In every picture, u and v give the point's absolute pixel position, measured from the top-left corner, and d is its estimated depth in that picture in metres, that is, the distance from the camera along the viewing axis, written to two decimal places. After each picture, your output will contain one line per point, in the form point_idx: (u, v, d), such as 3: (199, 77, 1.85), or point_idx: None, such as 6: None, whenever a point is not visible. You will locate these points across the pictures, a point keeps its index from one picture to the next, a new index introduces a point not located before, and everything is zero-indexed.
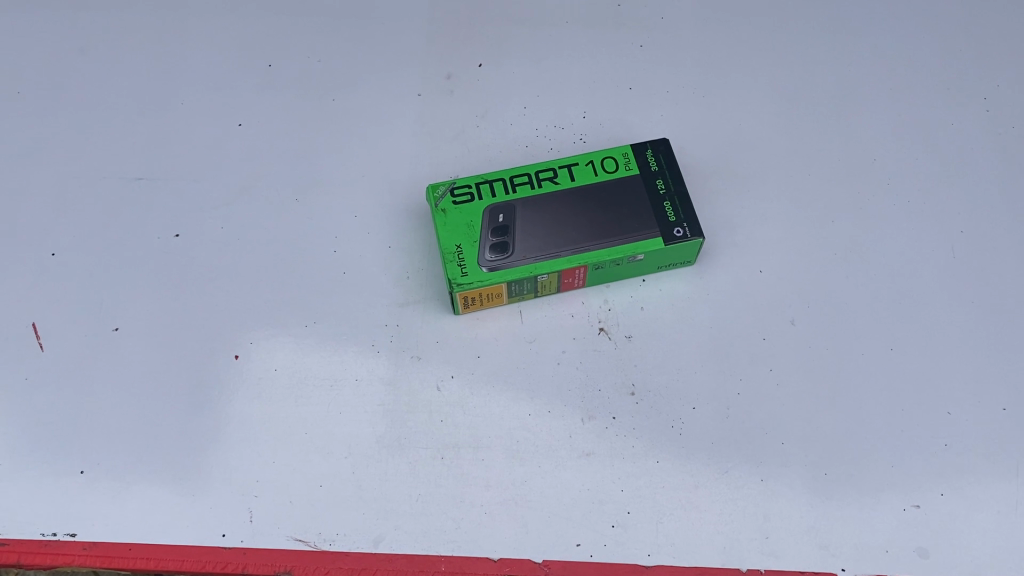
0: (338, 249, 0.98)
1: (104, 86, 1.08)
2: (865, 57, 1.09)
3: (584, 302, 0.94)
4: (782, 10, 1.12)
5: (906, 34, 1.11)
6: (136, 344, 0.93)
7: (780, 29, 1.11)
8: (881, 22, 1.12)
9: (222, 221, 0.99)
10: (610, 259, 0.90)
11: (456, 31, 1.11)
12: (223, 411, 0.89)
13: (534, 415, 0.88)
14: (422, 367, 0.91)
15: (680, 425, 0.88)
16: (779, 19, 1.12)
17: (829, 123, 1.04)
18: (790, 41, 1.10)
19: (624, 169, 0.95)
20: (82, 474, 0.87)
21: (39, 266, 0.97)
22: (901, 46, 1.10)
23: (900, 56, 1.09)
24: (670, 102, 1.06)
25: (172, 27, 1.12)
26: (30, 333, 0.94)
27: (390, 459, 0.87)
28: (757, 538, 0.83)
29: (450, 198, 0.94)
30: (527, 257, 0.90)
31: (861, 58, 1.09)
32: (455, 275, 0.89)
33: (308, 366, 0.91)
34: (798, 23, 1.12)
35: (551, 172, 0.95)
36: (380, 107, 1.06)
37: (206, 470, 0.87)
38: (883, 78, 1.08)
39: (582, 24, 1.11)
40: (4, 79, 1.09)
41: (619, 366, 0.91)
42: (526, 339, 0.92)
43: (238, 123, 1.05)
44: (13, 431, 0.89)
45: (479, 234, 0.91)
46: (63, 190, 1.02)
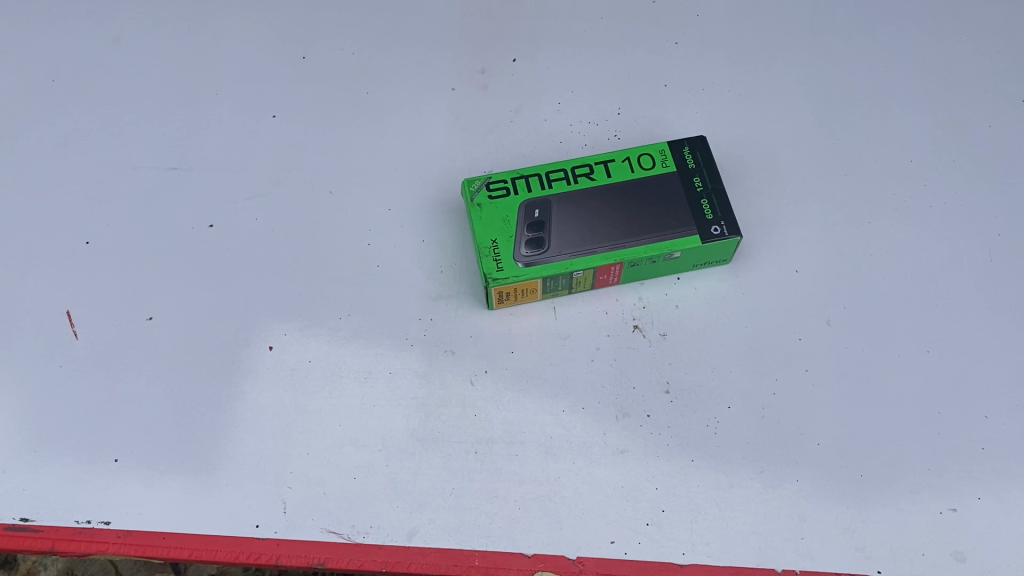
0: (371, 242, 0.97)
1: (138, 76, 1.08)
2: (901, 58, 1.08)
3: (618, 299, 0.94)
4: (817, 10, 1.12)
5: (944, 35, 1.10)
6: (170, 334, 0.93)
7: (816, 29, 1.10)
8: (918, 23, 1.11)
9: (255, 212, 0.99)
10: (646, 256, 0.90)
11: (489, 26, 1.10)
12: (257, 402, 0.90)
13: (568, 412, 0.88)
14: (456, 361, 0.91)
15: (715, 425, 0.87)
16: (815, 18, 1.11)
17: (866, 124, 1.04)
18: (825, 41, 1.10)
19: (661, 166, 0.95)
20: (115, 462, 0.87)
21: (73, 254, 0.97)
22: (938, 48, 1.09)
23: (937, 57, 1.08)
24: (705, 100, 1.05)
25: (205, 19, 1.12)
26: (65, 321, 0.94)
27: (424, 453, 0.86)
28: (792, 538, 0.82)
29: (485, 193, 0.94)
30: (563, 253, 0.90)
31: (898, 59, 1.08)
32: (491, 270, 0.89)
33: (342, 359, 0.92)
34: (835, 24, 1.11)
35: (587, 168, 0.95)
36: (413, 101, 1.06)
37: (240, 460, 0.87)
38: (920, 79, 1.07)
39: (616, 20, 1.11)
40: (38, 68, 1.09)
41: (654, 364, 0.90)
42: (560, 336, 0.92)
43: (271, 115, 1.05)
44: (46, 418, 0.89)
45: (514, 229, 0.91)
46: (96, 179, 1.02)
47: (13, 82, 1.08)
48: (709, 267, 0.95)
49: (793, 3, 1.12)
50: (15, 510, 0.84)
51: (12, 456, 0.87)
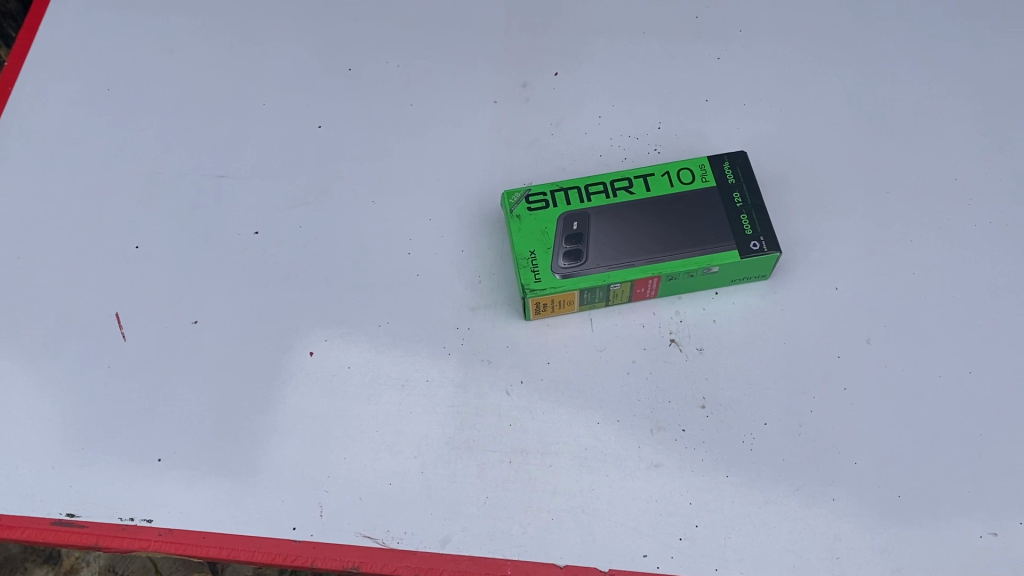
0: (412, 252, 0.99)
1: (189, 85, 1.11)
2: (949, 76, 1.07)
3: (655, 313, 0.94)
4: (862, 27, 1.11)
5: (992, 53, 1.08)
6: (215, 337, 0.95)
7: (860, 46, 1.10)
8: (966, 41, 1.10)
9: (300, 220, 1.02)
10: (684, 270, 0.90)
11: (532, 40, 1.11)
12: (296, 406, 0.91)
13: (603, 423, 0.88)
14: (492, 371, 0.92)
15: (751, 440, 0.87)
16: (860, 35, 1.11)
17: (910, 142, 1.03)
18: (870, 57, 1.09)
19: (701, 180, 0.95)
20: (159, 461, 0.89)
21: (123, 258, 1.00)
22: (986, 65, 1.08)
23: (985, 75, 1.07)
24: (747, 116, 1.05)
25: (254, 30, 1.14)
26: (113, 323, 0.97)
27: (459, 460, 0.87)
28: (825, 557, 0.82)
29: (525, 205, 0.95)
30: (600, 265, 0.90)
31: (944, 75, 1.07)
32: (528, 281, 0.90)
33: (380, 365, 0.93)
34: (880, 41, 1.10)
35: (626, 182, 0.95)
36: (456, 113, 1.07)
37: (278, 463, 0.88)
38: (968, 97, 1.06)
39: (659, 35, 1.11)
40: (94, 77, 1.12)
41: (690, 378, 0.90)
42: (596, 347, 0.92)
43: (317, 125, 1.07)
44: (93, 417, 0.92)
45: (552, 241, 0.92)
46: (147, 185, 1.05)
47: (70, 90, 1.11)
48: (747, 283, 0.95)
49: (838, 20, 1.12)
50: (62, 505, 0.87)
51: (60, 452, 0.90)
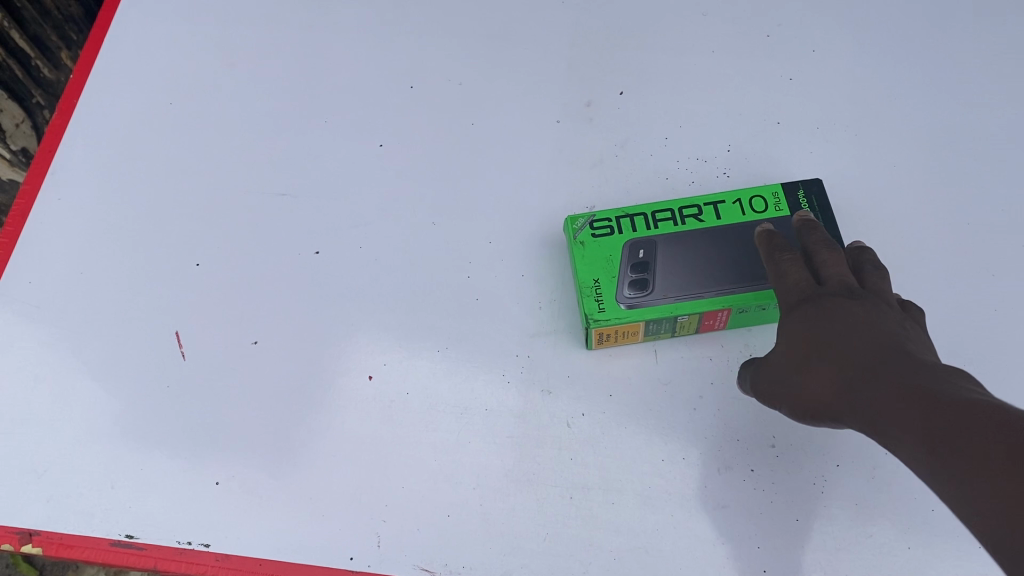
0: (472, 275, 0.97)
1: (251, 100, 1.10)
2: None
3: (723, 346, 0.91)
4: (944, 46, 1.06)
5: None
6: (273, 358, 0.95)
7: (942, 65, 1.05)
8: None
9: (359, 240, 1.00)
10: (755, 303, 0.86)
11: (598, 58, 1.09)
12: (353, 432, 0.90)
13: (668, 460, 0.86)
14: (554, 401, 0.90)
15: (823, 482, 0.85)
16: (941, 54, 1.06)
17: (995, 169, 0.98)
18: (953, 78, 1.04)
19: (774, 209, 0.91)
20: (216, 484, 0.89)
21: (184, 275, 1.00)
22: None
23: None
24: (820, 139, 1.01)
25: (316, 45, 1.13)
26: (173, 341, 0.97)
27: (519, 493, 0.86)
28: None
29: (589, 231, 0.92)
30: (667, 296, 0.87)
31: None
32: (592, 310, 0.87)
33: (438, 392, 0.92)
34: (963, 59, 1.05)
35: (695, 209, 0.92)
36: (519, 133, 1.05)
37: (335, 489, 0.87)
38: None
39: (729, 53, 1.07)
40: (157, 90, 1.12)
41: (760, 415, 0.88)
42: (661, 381, 0.90)
43: (378, 144, 1.06)
44: (152, 437, 0.92)
45: (618, 269, 0.89)
46: (209, 201, 1.04)
47: (134, 104, 1.11)
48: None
49: (918, 39, 1.07)
50: (121, 527, 0.88)
51: (120, 472, 0.90)
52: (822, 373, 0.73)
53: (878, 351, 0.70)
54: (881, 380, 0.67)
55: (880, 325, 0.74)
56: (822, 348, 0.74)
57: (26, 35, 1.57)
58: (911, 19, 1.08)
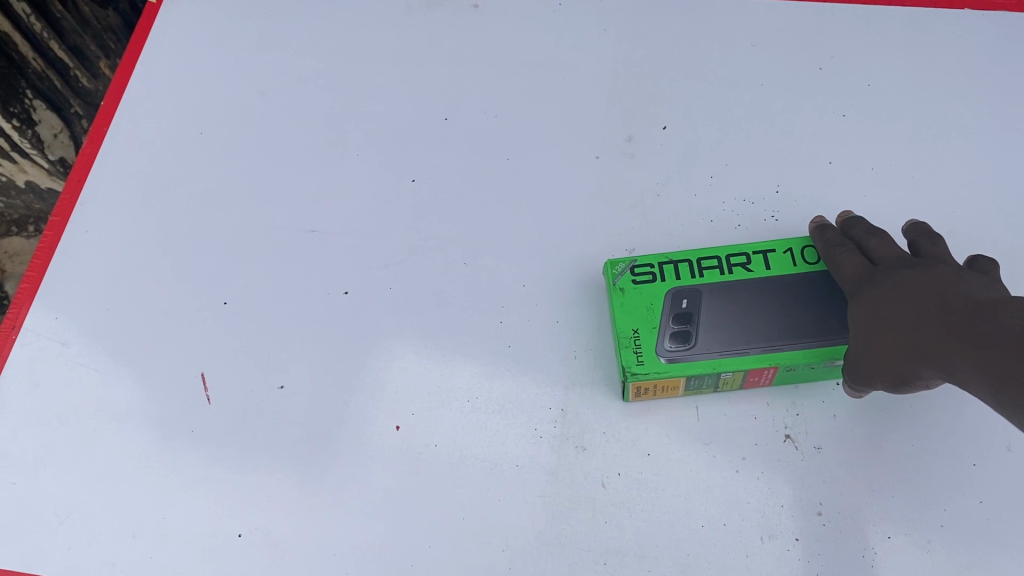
0: (505, 320, 0.94)
1: (282, 130, 1.08)
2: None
3: (768, 404, 0.86)
4: (1010, 81, 1.00)
5: None
6: (300, 404, 0.92)
7: (1008, 103, 0.98)
8: None
9: (390, 280, 0.97)
10: (805, 361, 0.81)
11: (640, 89, 1.04)
12: (380, 485, 0.87)
13: (708, 527, 0.82)
14: (588, 459, 0.86)
15: (873, 556, 0.79)
16: (1006, 90, 0.99)
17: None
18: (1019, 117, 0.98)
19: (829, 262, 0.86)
20: (238, 537, 0.87)
21: (211, 314, 0.98)
22: None
23: None
24: (875, 181, 0.96)
25: (348, 73, 1.10)
26: (198, 383, 0.94)
27: (551, 558, 0.82)
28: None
29: (629, 277, 0.88)
30: (711, 350, 0.83)
31: None
32: (630, 362, 0.83)
33: (467, 446, 0.88)
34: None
35: (744, 257, 0.87)
36: (556, 169, 1.01)
37: (360, 547, 0.85)
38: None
39: (779, 86, 1.02)
40: (186, 118, 1.09)
41: (807, 481, 0.82)
42: (702, 441, 0.85)
43: (411, 179, 1.02)
44: (175, 484, 0.90)
45: (659, 319, 0.84)
46: (237, 236, 1.02)
47: (163, 132, 1.09)
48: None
49: (982, 73, 1.00)
50: None
51: (143, 520, 0.88)
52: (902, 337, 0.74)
53: (953, 303, 0.72)
54: (971, 329, 0.69)
55: (944, 280, 0.76)
56: (897, 319, 0.75)
57: (66, 45, 1.55)
58: (976, 51, 1.02)
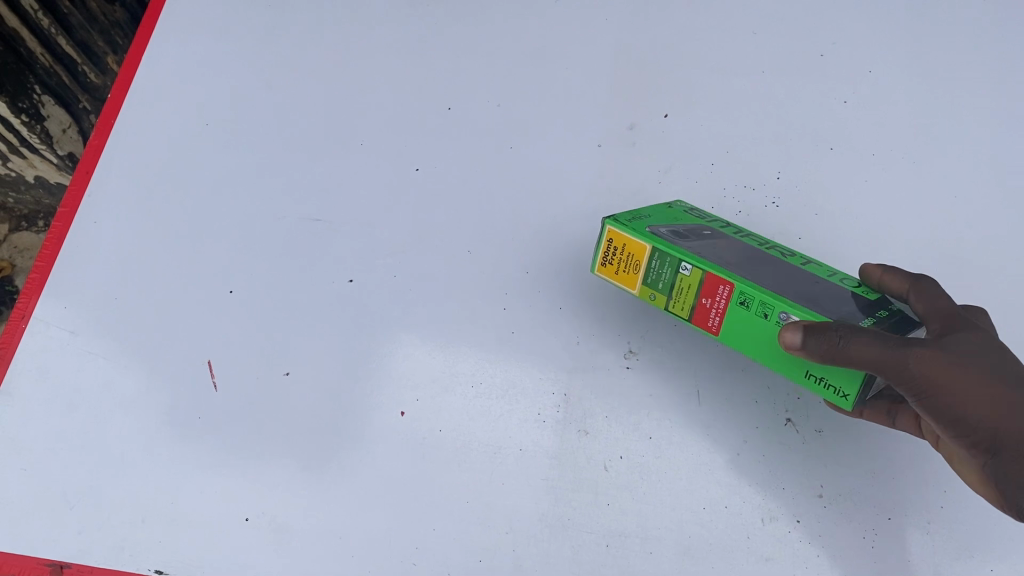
0: (508, 307, 0.94)
1: (285, 120, 1.08)
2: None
3: (768, 388, 0.87)
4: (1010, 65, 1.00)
5: None
6: (306, 392, 0.93)
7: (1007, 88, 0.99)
8: None
9: (394, 269, 0.98)
10: (764, 293, 0.69)
11: (641, 76, 1.04)
12: (384, 470, 0.88)
13: (710, 509, 0.83)
14: (591, 443, 0.87)
15: (874, 536, 0.80)
16: (1006, 74, 0.99)
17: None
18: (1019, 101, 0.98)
19: (864, 288, 0.74)
20: (246, 521, 0.88)
21: (217, 302, 0.99)
22: None
23: None
24: (876, 169, 0.96)
25: (351, 61, 1.10)
26: (206, 371, 0.95)
27: (554, 540, 0.83)
28: None
29: (682, 210, 0.86)
30: (691, 247, 0.75)
31: None
32: (623, 215, 0.79)
33: (471, 430, 0.89)
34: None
35: (792, 251, 0.79)
36: (558, 157, 1.01)
37: (366, 530, 0.86)
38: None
39: (781, 72, 1.02)
40: (191, 109, 1.10)
41: (808, 463, 0.83)
42: (704, 424, 0.86)
43: (414, 168, 1.03)
44: (183, 469, 0.91)
45: (676, 224, 0.81)
46: (243, 225, 1.03)
47: (169, 123, 1.10)
48: (831, 393, 0.70)
49: (982, 58, 1.00)
50: (150, 561, 0.88)
51: (150, 506, 0.90)
52: (1004, 425, 0.68)
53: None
54: None
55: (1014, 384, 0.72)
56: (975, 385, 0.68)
57: (74, 42, 1.55)
58: (977, 36, 1.02)
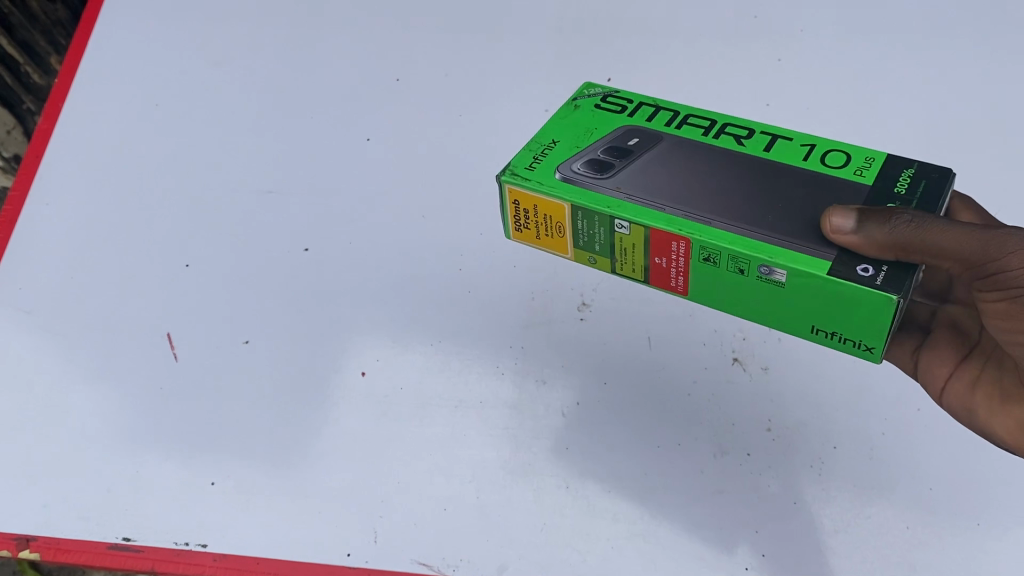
0: (463, 268, 0.96)
1: (236, 97, 1.09)
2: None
3: (717, 330, 0.91)
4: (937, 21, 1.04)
5: None
6: (265, 360, 0.94)
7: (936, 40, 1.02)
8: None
9: (349, 236, 0.99)
10: (734, 247, 0.68)
11: (585, 42, 1.06)
12: (346, 428, 0.90)
13: (664, 446, 0.86)
14: (549, 392, 0.89)
15: (820, 465, 0.85)
16: (933, 28, 1.03)
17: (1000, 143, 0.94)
18: (947, 50, 1.01)
19: (853, 172, 0.73)
20: (212, 484, 0.89)
21: (174, 276, 1.00)
22: None
23: None
24: (814, 118, 0.98)
25: (300, 41, 1.11)
26: (165, 343, 0.96)
27: (515, 484, 0.86)
28: (904, 536, 0.81)
29: (597, 100, 0.82)
30: (618, 188, 0.73)
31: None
32: (521, 166, 0.76)
33: (432, 386, 0.91)
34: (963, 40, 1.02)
35: (743, 132, 0.78)
36: (506, 122, 1.02)
37: (328, 485, 0.88)
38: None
39: (720, 34, 1.05)
40: (142, 91, 1.11)
41: (755, 400, 0.88)
42: (655, 367, 0.90)
43: (365, 138, 1.04)
44: (147, 438, 0.92)
45: (588, 144, 0.77)
46: (197, 200, 1.04)
47: (120, 105, 1.10)
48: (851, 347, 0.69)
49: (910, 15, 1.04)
50: (117, 529, 0.88)
51: (115, 476, 0.91)
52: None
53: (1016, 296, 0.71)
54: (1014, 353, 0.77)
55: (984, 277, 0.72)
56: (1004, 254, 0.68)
57: (15, 42, 1.54)
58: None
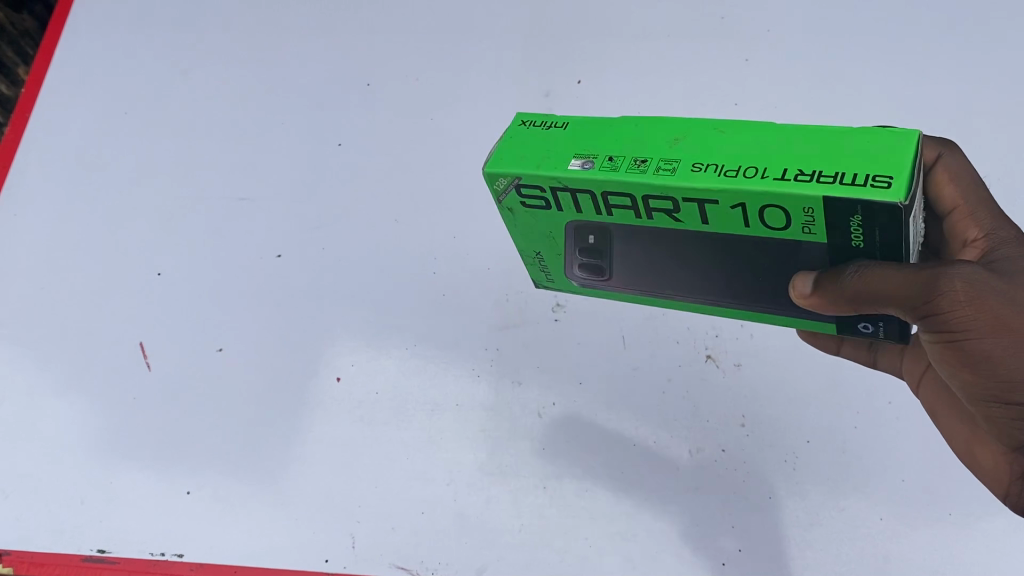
0: (437, 272, 0.96)
1: (206, 105, 1.08)
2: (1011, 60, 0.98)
3: (689, 328, 0.91)
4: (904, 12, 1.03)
5: None
6: (238, 367, 0.94)
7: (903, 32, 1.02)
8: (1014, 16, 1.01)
9: (322, 241, 0.99)
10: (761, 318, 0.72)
11: (555, 45, 1.06)
12: (322, 434, 0.90)
13: (640, 444, 0.87)
14: (525, 393, 0.90)
15: (794, 459, 0.85)
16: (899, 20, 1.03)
17: None
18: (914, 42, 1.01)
19: (801, 232, 0.56)
20: (187, 493, 0.89)
21: (145, 285, 0.99)
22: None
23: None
24: (782, 115, 0.99)
25: (269, 46, 1.10)
26: (138, 352, 0.96)
27: (492, 486, 0.86)
28: (877, 528, 0.82)
29: (516, 197, 0.62)
30: (624, 288, 0.76)
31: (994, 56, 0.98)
32: (545, 278, 0.80)
33: (409, 389, 0.91)
34: (932, 32, 1.01)
35: (669, 207, 0.57)
36: (478, 125, 1.03)
37: (305, 492, 0.88)
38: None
39: (689, 33, 1.05)
40: (110, 99, 1.10)
41: (729, 396, 0.88)
42: (629, 366, 0.90)
43: (337, 143, 1.04)
44: (120, 449, 0.92)
45: (564, 245, 0.70)
46: (168, 208, 1.03)
47: (88, 114, 1.09)
48: None
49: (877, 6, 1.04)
50: (90, 542, 0.88)
51: (89, 487, 0.90)
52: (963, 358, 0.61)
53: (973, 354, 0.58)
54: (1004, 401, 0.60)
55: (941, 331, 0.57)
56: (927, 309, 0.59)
57: None
58: None
